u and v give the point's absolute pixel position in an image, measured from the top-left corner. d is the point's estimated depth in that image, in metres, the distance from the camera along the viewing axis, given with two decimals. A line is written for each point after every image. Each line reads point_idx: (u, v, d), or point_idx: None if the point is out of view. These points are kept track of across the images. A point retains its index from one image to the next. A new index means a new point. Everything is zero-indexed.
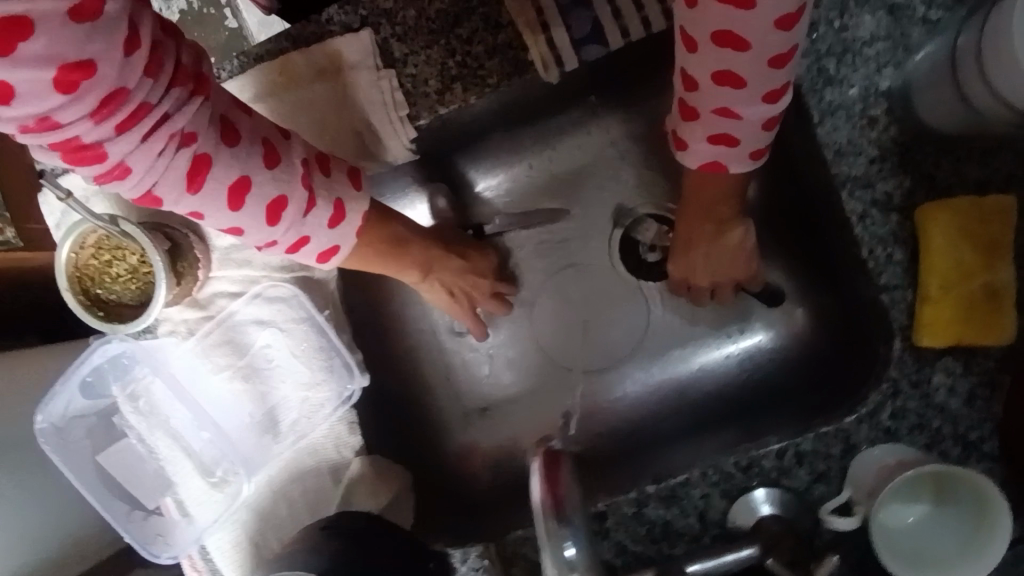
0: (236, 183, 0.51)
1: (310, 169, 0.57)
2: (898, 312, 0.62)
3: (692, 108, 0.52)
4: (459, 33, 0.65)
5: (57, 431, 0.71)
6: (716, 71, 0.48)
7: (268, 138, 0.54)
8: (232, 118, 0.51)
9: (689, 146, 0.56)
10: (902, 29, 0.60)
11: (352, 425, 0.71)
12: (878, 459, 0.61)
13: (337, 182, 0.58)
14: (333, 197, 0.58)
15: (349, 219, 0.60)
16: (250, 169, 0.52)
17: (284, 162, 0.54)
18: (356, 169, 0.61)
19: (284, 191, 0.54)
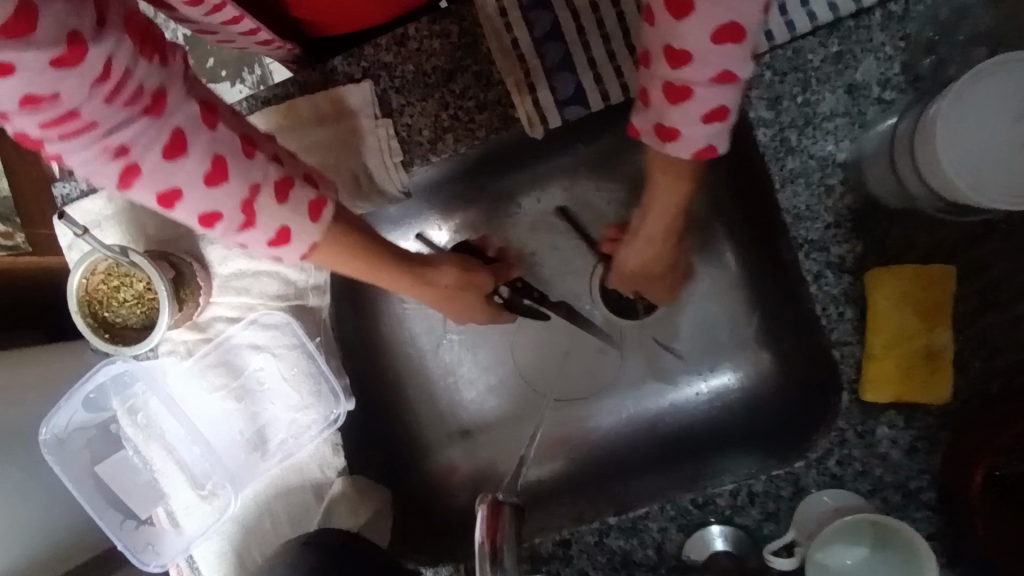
0: (168, 195, 0.48)
1: (258, 193, 0.50)
2: (847, 367, 0.66)
3: (684, 87, 0.48)
4: (452, 88, 0.71)
5: (59, 442, 0.76)
6: (711, 32, 0.45)
7: (222, 155, 0.48)
8: (190, 130, 0.46)
9: (677, 134, 0.51)
10: (859, 107, 0.65)
11: (335, 447, 0.75)
12: (820, 505, 0.66)
13: (288, 211, 0.52)
14: (277, 224, 0.52)
15: (295, 247, 0.54)
16: (190, 186, 0.48)
17: (230, 182, 0.49)
18: (319, 199, 0.54)
19: (220, 208, 0.49)
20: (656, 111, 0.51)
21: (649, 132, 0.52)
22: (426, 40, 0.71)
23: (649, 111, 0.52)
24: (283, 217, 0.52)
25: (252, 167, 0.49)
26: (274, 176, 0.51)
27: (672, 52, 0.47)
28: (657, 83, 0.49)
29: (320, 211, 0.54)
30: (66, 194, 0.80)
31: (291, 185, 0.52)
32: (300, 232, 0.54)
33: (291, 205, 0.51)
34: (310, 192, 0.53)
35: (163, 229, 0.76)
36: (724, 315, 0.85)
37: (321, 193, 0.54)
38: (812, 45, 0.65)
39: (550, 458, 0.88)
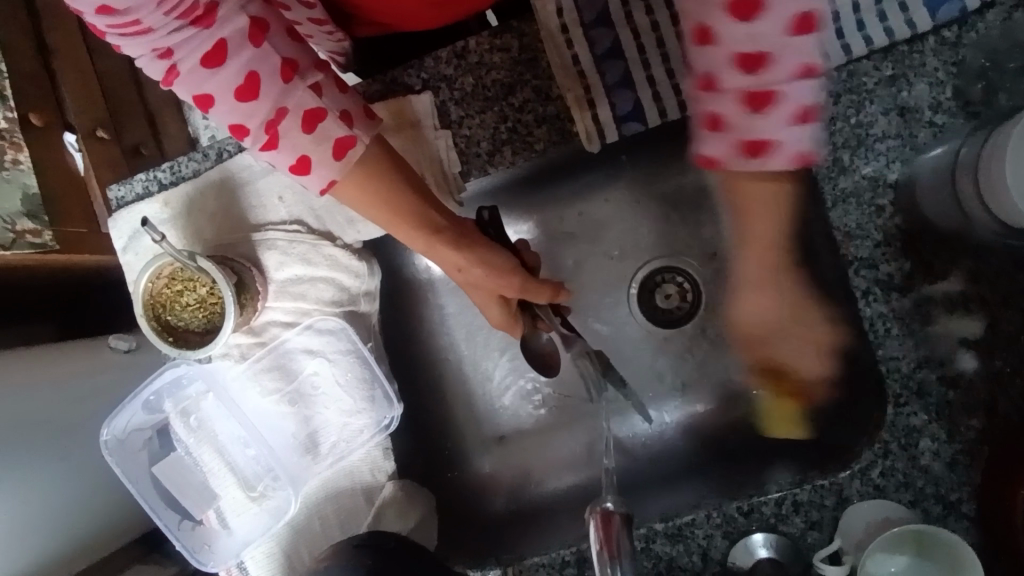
0: (201, 98, 0.49)
1: (283, 116, 0.50)
2: (893, 381, 0.68)
3: (770, 92, 0.40)
4: (512, 101, 0.72)
5: (119, 444, 0.78)
6: (785, 23, 0.38)
7: (257, 72, 0.48)
8: (234, 42, 0.48)
9: (772, 148, 0.42)
10: (911, 129, 0.67)
11: (386, 451, 0.78)
12: (868, 515, 0.68)
13: (313, 143, 0.52)
14: (298, 151, 0.52)
15: (314, 178, 0.54)
16: (223, 95, 0.49)
17: (259, 100, 0.49)
18: (347, 138, 0.53)
19: (247, 122, 0.50)
20: (738, 127, 0.42)
21: (733, 158, 0.43)
22: (486, 53, 0.72)
23: (724, 134, 0.43)
24: (305, 146, 0.52)
25: (287, 91, 0.50)
26: (308, 104, 0.51)
27: (745, 56, 0.39)
28: (732, 100, 0.41)
29: (345, 151, 0.54)
30: (121, 197, 0.80)
31: (320, 117, 0.51)
32: (320, 164, 0.53)
33: (317, 137, 0.51)
34: (340, 129, 0.52)
35: (220, 233, 0.77)
36: None
37: (353, 131, 0.53)
38: (867, 68, 0.67)
39: (588, 467, 0.87)
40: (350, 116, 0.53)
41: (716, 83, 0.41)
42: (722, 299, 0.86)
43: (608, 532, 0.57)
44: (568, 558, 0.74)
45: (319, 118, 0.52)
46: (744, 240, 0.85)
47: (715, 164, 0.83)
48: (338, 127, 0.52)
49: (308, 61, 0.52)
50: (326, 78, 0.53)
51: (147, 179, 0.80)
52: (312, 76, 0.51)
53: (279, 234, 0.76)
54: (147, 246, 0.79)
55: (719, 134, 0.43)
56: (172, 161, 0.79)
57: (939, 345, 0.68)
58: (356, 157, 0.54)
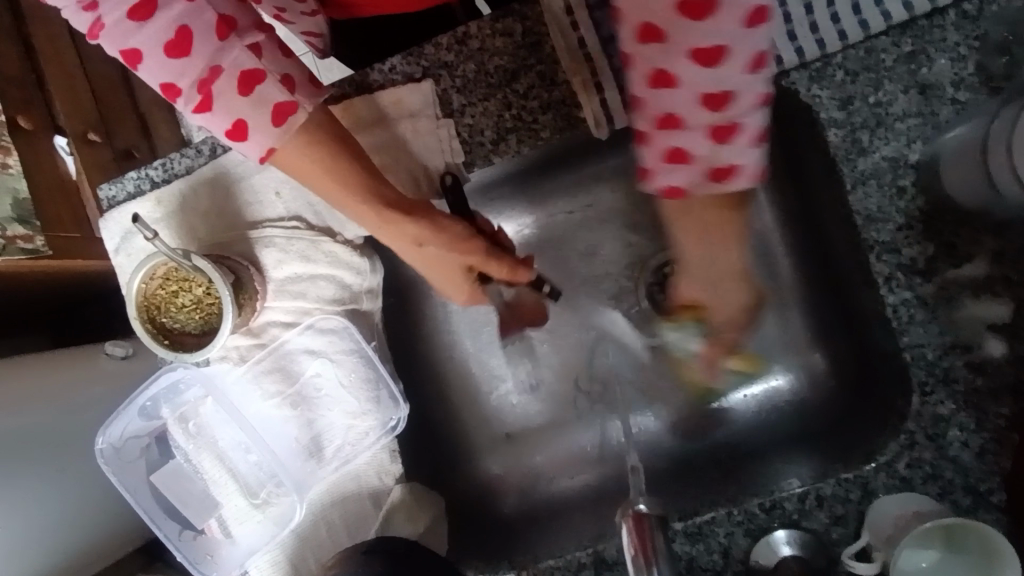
0: (130, 54, 0.49)
1: (216, 75, 0.49)
2: (919, 370, 0.66)
3: (733, 126, 0.40)
4: (515, 87, 0.70)
5: (116, 453, 0.75)
6: (746, 63, 0.37)
7: (186, 26, 0.48)
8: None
9: (733, 173, 0.43)
10: (932, 107, 0.65)
11: (393, 453, 0.74)
12: (897, 509, 0.65)
13: (245, 104, 0.50)
14: (233, 114, 0.50)
15: (251, 145, 0.52)
16: (150, 49, 0.49)
17: (189, 57, 0.49)
18: (288, 104, 0.51)
19: (178, 80, 0.50)
20: (704, 157, 0.42)
21: (698, 185, 0.44)
22: (488, 39, 0.70)
23: (692, 164, 0.43)
24: (240, 109, 0.50)
25: (220, 49, 0.48)
26: (243, 64, 0.49)
27: (709, 96, 0.39)
28: (697, 133, 0.41)
29: (285, 116, 0.51)
30: (112, 197, 0.78)
31: (258, 78, 0.50)
32: (257, 129, 0.51)
33: (252, 98, 0.50)
34: (278, 91, 0.50)
35: (214, 232, 0.75)
36: (775, 319, 0.81)
37: (294, 97, 0.51)
38: (885, 45, 0.65)
39: (601, 465, 0.84)
40: (292, 81, 0.51)
41: (679, 120, 0.40)
42: None
43: (643, 534, 0.55)
44: (584, 560, 0.71)
45: (256, 80, 0.50)
46: (756, 227, 0.82)
47: None
48: (275, 90, 0.50)
49: (249, 22, 0.50)
50: (269, 41, 0.51)
51: (138, 178, 0.77)
52: (252, 37, 0.50)
53: (277, 231, 0.73)
54: (139, 247, 0.76)
55: (685, 165, 0.43)
56: (163, 157, 0.76)
57: (965, 330, 0.65)
58: (299, 124, 0.52)
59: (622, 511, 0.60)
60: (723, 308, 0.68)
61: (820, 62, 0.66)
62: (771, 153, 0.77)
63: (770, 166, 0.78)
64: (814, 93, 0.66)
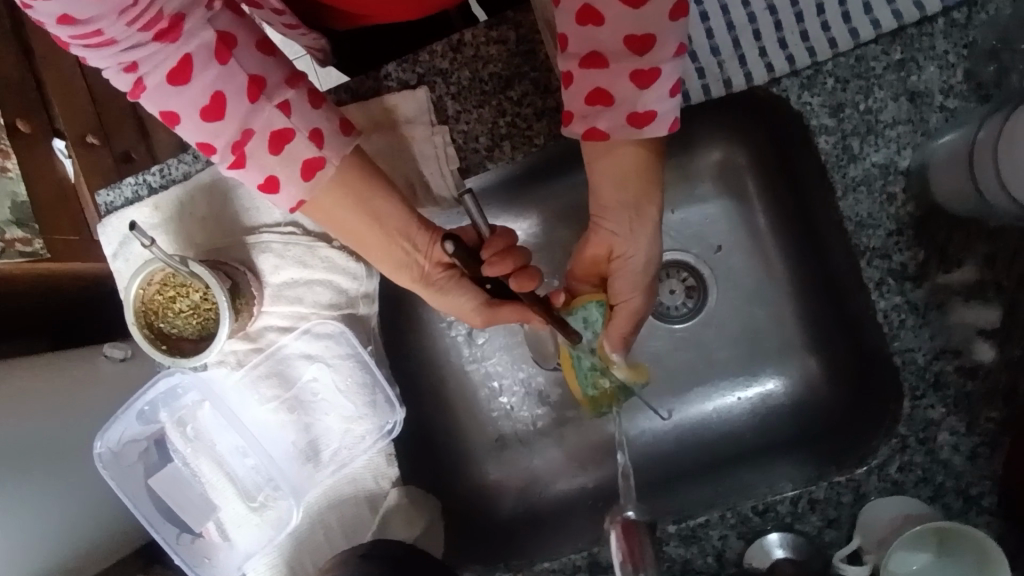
0: (167, 115, 0.48)
1: (250, 137, 0.50)
2: (909, 374, 0.66)
3: (651, 72, 0.47)
4: (510, 94, 0.70)
5: (114, 456, 0.75)
6: (667, 9, 0.44)
7: (222, 91, 0.47)
8: (200, 59, 0.46)
9: (653, 118, 0.49)
10: (921, 114, 0.65)
11: (390, 457, 0.75)
12: (890, 512, 0.65)
13: (280, 163, 0.51)
14: (266, 171, 0.52)
15: (282, 197, 0.53)
16: (188, 112, 0.47)
17: (225, 120, 0.48)
18: (316, 159, 0.52)
19: (214, 141, 0.49)
20: (624, 99, 0.48)
21: (619, 127, 0.49)
22: (482, 46, 0.70)
23: (613, 108, 0.49)
24: (272, 166, 0.51)
25: (255, 112, 0.49)
26: (276, 124, 0.50)
27: (632, 38, 0.46)
28: (621, 75, 0.47)
29: (315, 170, 0.53)
30: (110, 202, 0.78)
31: (289, 138, 0.51)
32: (288, 184, 0.53)
33: (284, 158, 0.51)
34: (308, 149, 0.52)
35: (211, 238, 0.75)
36: (770, 323, 0.82)
37: (321, 152, 0.52)
38: (875, 52, 0.66)
39: (596, 468, 0.84)
40: (320, 135, 0.52)
41: (604, 63, 0.47)
42: (730, 293, 0.84)
43: (629, 543, 0.56)
44: (579, 563, 0.72)
45: (287, 139, 0.51)
46: (750, 231, 0.82)
47: (720, 154, 0.80)
48: (307, 148, 0.52)
49: (277, 78, 0.50)
50: (297, 94, 0.51)
51: (136, 184, 0.78)
52: (281, 94, 0.50)
53: (273, 236, 0.74)
54: (137, 253, 0.77)
55: (607, 107, 0.49)
56: (160, 163, 0.77)
57: (956, 334, 0.66)
58: (326, 178, 0.54)
59: (613, 518, 0.61)
60: (628, 272, 0.65)
61: (812, 69, 0.67)
62: (764, 158, 0.77)
63: (763, 171, 0.78)
64: (805, 100, 0.67)
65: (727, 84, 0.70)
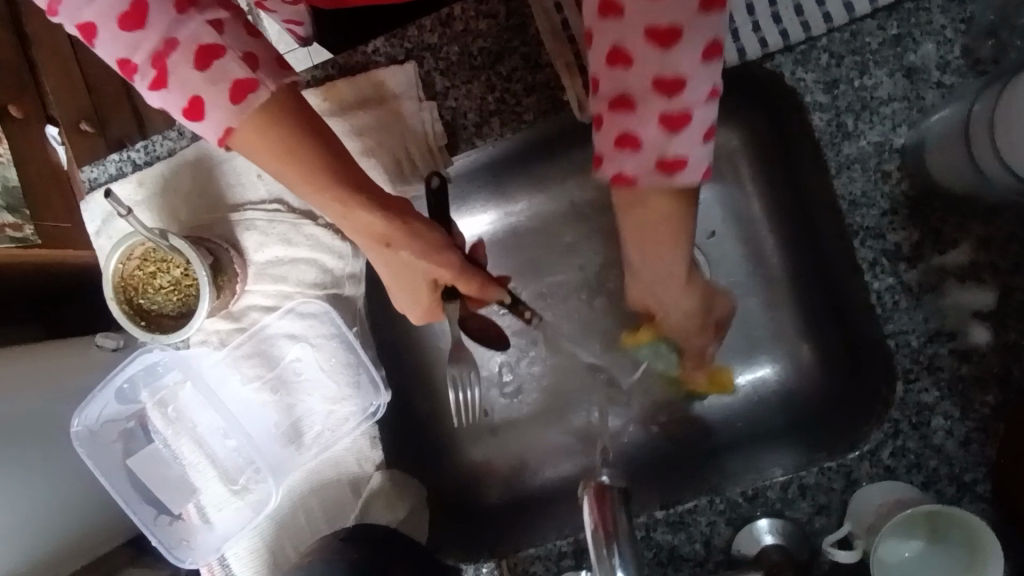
0: (79, 22, 0.42)
1: (173, 48, 0.42)
2: (903, 357, 0.65)
3: (678, 78, 0.40)
4: (499, 70, 0.69)
5: (91, 435, 0.74)
6: (699, 50, 0.39)
7: None
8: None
9: (688, 123, 0.41)
10: (918, 91, 0.64)
11: (374, 439, 0.74)
12: (880, 497, 0.64)
13: (208, 83, 0.43)
14: (190, 92, 0.43)
15: (208, 127, 0.44)
16: (99, 18, 0.42)
17: (145, 29, 0.42)
18: (250, 83, 0.44)
19: (132, 55, 0.43)
20: (649, 100, 0.41)
21: (647, 174, 0.44)
22: (472, 21, 0.69)
23: (640, 153, 0.43)
24: (195, 86, 0.43)
25: (176, 19, 0.42)
26: (201, 38, 0.42)
27: (661, 81, 0.40)
28: (645, 70, 0.40)
29: (246, 94, 0.44)
30: (93, 178, 0.77)
31: (218, 53, 0.43)
32: (216, 111, 0.44)
33: (212, 76, 0.42)
34: (240, 69, 0.43)
35: (196, 215, 0.74)
36: (763, 309, 0.81)
37: (257, 75, 0.44)
38: (870, 28, 0.64)
39: (586, 457, 0.83)
40: (256, 58, 0.44)
41: (626, 69, 0.40)
42: (723, 279, 0.82)
43: (603, 513, 0.53)
44: (564, 549, 0.71)
45: (218, 56, 0.43)
46: (743, 216, 0.81)
47: (714, 136, 0.79)
48: (238, 67, 0.43)
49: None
50: (235, 16, 0.44)
51: (120, 161, 0.76)
52: (213, 9, 0.43)
53: (258, 214, 0.73)
54: (120, 229, 0.76)
55: (632, 152, 0.43)
56: (145, 140, 0.76)
57: (950, 317, 0.64)
58: (259, 104, 0.44)
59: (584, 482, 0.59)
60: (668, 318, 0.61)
61: (806, 44, 0.66)
62: (758, 139, 0.76)
63: (757, 154, 0.77)
64: (799, 77, 0.66)
65: (719, 60, 0.68)
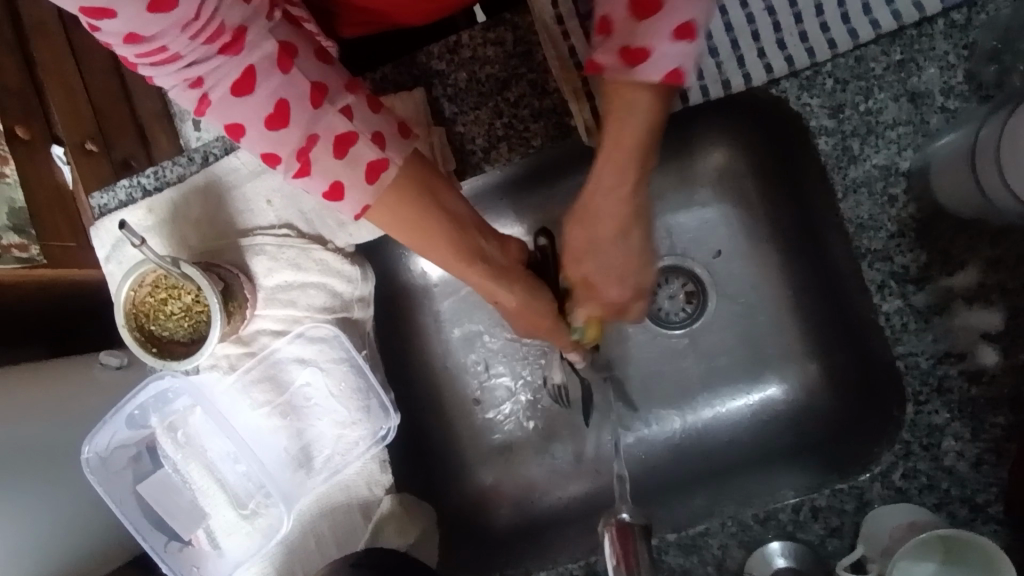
0: (232, 127, 0.49)
1: (314, 143, 0.49)
2: (913, 379, 0.65)
3: None
4: (507, 96, 0.70)
5: (101, 462, 0.73)
6: None
7: (286, 97, 0.48)
8: (262, 69, 0.47)
9: (659, 7, 0.41)
10: (922, 115, 0.65)
11: (384, 464, 0.73)
12: (895, 518, 0.63)
13: (345, 168, 0.50)
14: (330, 177, 0.51)
15: (348, 204, 0.52)
16: (252, 122, 0.48)
17: (288, 128, 0.48)
18: (380, 161, 0.51)
19: (279, 151, 0.50)
20: (624, 33, 0.43)
21: (613, 65, 0.43)
22: (479, 48, 0.70)
23: (611, 41, 0.43)
24: (336, 172, 0.50)
25: (316, 117, 0.48)
26: (337, 129, 0.49)
27: None
28: None
29: (378, 173, 0.52)
30: (104, 205, 0.78)
31: (351, 141, 0.50)
32: (352, 190, 0.52)
33: (348, 162, 0.50)
34: (372, 152, 0.50)
35: (206, 240, 0.75)
36: (771, 328, 0.81)
37: (385, 153, 0.51)
38: (874, 53, 0.65)
39: (596, 478, 0.83)
40: (382, 138, 0.51)
41: (610, 23, 0.43)
42: (730, 299, 0.83)
43: (625, 547, 0.53)
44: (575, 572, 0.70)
45: (350, 142, 0.50)
46: (750, 237, 0.81)
47: (720, 159, 0.80)
48: (369, 150, 0.50)
49: (337, 83, 0.50)
50: (357, 100, 0.51)
51: (130, 186, 0.77)
52: (342, 99, 0.50)
53: (267, 238, 0.73)
54: (130, 256, 0.76)
55: (606, 38, 0.44)
56: (155, 165, 0.76)
57: (959, 338, 0.65)
58: (389, 180, 0.52)
59: (606, 520, 0.59)
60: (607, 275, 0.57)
61: (811, 70, 0.66)
62: (764, 162, 0.76)
63: (762, 177, 0.78)
64: (804, 102, 0.67)
65: (725, 86, 0.69)
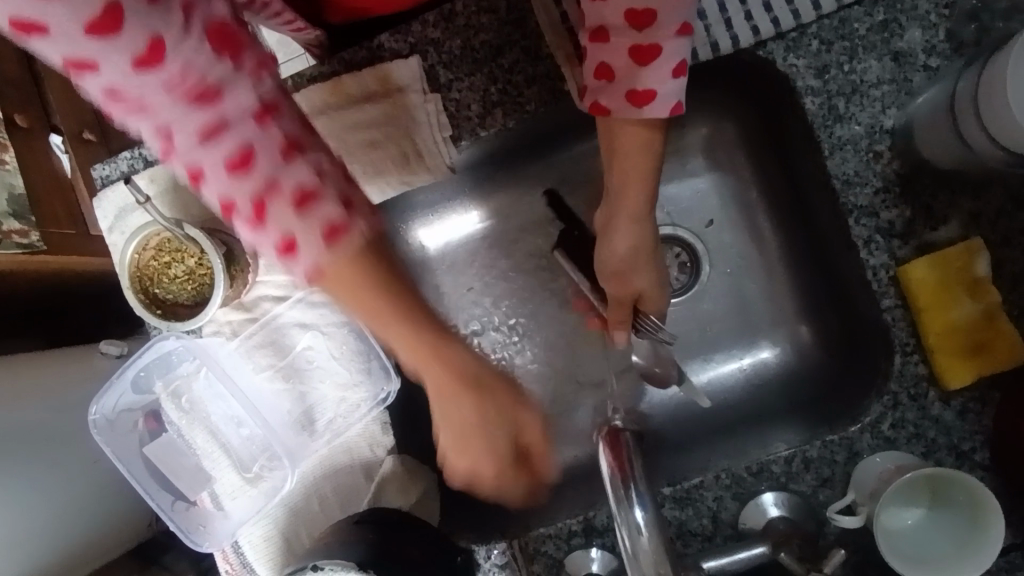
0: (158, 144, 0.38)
1: (256, 182, 0.38)
2: (900, 331, 0.67)
3: (647, 9, 0.47)
4: (501, 62, 0.71)
5: (108, 424, 0.76)
6: None
7: (223, 111, 0.37)
8: (191, 71, 0.36)
9: (657, 54, 0.48)
10: (905, 74, 0.67)
11: (385, 425, 0.75)
12: (881, 465, 0.65)
13: (298, 225, 0.39)
14: (277, 231, 0.39)
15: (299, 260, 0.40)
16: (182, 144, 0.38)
17: (227, 155, 0.37)
18: (341, 224, 0.39)
19: (212, 180, 0.38)
20: (625, 77, 0.50)
21: (617, 105, 0.51)
22: (473, 16, 0.71)
23: (613, 83, 0.51)
24: (286, 224, 0.38)
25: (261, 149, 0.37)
26: (291, 174, 0.38)
27: (632, 12, 0.47)
28: None
29: (336, 234, 0.39)
30: (106, 175, 0.77)
31: (309, 195, 0.38)
32: (305, 248, 0.39)
33: (302, 218, 0.38)
34: (332, 210, 0.39)
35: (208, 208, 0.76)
36: (761, 294, 0.83)
37: (345, 215, 0.39)
38: (858, 14, 0.67)
39: (592, 443, 0.84)
40: (346, 202, 0.40)
41: (609, 69, 0.50)
42: (721, 267, 0.84)
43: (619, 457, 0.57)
44: (575, 527, 0.72)
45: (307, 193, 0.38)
46: (740, 204, 0.83)
47: (709, 128, 0.82)
48: (331, 209, 0.39)
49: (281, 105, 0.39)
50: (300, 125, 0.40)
51: (132, 158, 0.78)
52: (292, 127, 0.39)
53: None
54: (134, 222, 0.76)
55: (607, 82, 0.51)
56: None
57: None
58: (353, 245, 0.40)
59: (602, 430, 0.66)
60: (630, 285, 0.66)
61: (796, 32, 0.68)
62: (751, 129, 0.78)
63: (750, 143, 0.80)
64: (791, 62, 0.68)
65: (714, 48, 0.70)
